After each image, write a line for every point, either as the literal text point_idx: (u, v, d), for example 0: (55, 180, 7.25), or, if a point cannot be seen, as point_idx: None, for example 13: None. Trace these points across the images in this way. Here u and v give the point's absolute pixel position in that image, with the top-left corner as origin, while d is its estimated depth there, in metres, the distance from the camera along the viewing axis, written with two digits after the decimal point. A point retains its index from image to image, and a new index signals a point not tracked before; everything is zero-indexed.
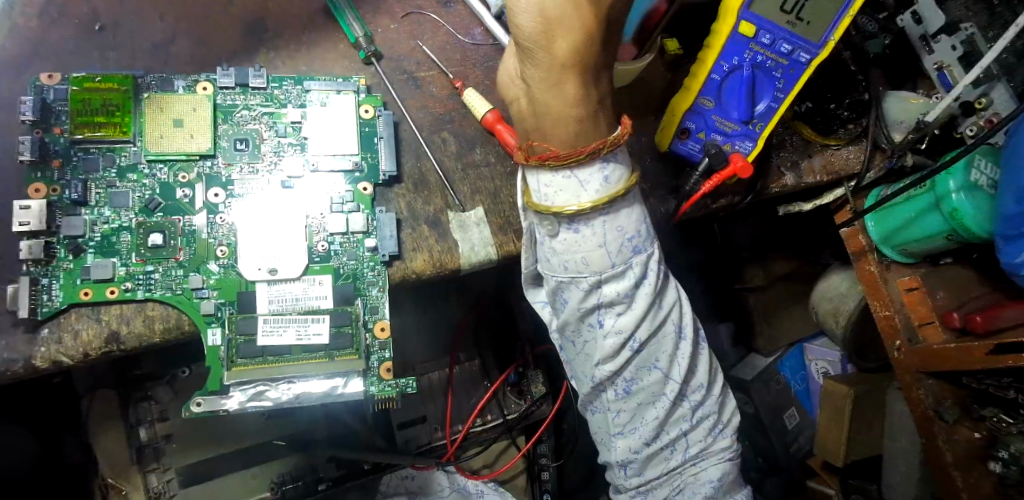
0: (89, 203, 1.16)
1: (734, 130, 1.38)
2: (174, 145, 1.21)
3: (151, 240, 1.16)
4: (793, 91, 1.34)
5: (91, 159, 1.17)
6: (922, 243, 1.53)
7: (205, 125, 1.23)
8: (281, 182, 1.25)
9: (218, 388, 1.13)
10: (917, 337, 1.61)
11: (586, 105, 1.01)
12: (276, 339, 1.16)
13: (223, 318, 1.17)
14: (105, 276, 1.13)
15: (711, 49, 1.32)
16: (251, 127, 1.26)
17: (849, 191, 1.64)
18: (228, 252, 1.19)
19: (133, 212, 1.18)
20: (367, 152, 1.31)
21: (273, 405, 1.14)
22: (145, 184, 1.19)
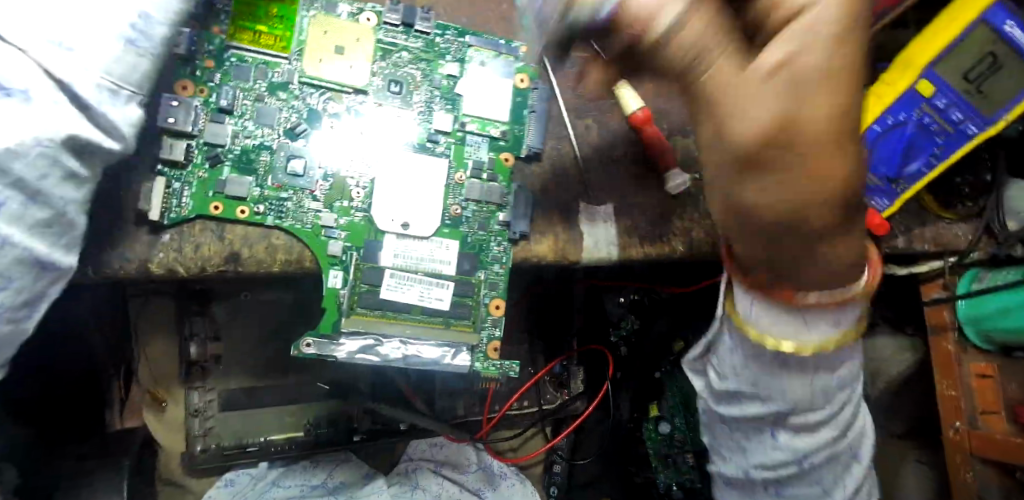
0: (234, 112, 1.10)
1: (876, 185, 1.36)
2: (332, 72, 1.14)
3: (292, 166, 1.10)
4: (949, 160, 1.30)
5: (244, 67, 1.10)
6: (1011, 334, 1.54)
7: (365, 58, 1.16)
8: (427, 135, 1.18)
9: (330, 331, 1.11)
10: (977, 422, 1.63)
11: (846, 247, 0.89)
12: (399, 295, 1.14)
13: (347, 262, 1.13)
14: (239, 194, 1.08)
15: (881, 99, 1.29)
16: (407, 70, 1.19)
17: (946, 266, 1.65)
18: (364, 195, 1.13)
19: (278, 133, 1.11)
20: (516, 123, 1.25)
21: (381, 360, 1.11)
22: (293, 105, 1.13)
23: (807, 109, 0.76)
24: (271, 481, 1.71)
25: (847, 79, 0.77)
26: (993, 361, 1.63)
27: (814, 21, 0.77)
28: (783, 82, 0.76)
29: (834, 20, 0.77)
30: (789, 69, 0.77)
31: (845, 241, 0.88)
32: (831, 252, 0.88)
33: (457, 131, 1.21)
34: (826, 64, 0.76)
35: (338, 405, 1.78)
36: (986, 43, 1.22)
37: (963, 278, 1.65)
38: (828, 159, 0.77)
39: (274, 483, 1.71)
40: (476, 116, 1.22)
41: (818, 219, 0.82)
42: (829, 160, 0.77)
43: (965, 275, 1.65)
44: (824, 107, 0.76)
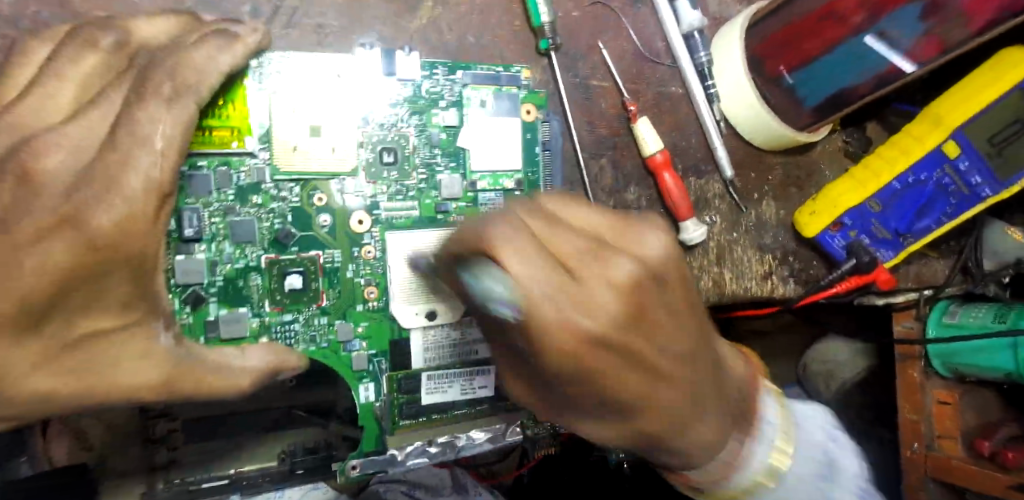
0: (204, 236, 0.90)
1: (883, 237, 1.33)
2: (311, 158, 0.93)
3: (290, 283, 0.93)
4: (959, 219, 1.29)
5: (200, 178, 0.89)
6: (976, 369, 1.60)
7: (345, 130, 0.95)
8: (435, 206, 1.01)
9: (375, 446, 1.00)
10: (934, 444, 1.70)
11: (706, 423, 0.77)
12: (441, 396, 1.02)
13: (376, 372, 0.99)
14: (240, 334, 0.91)
15: (906, 157, 1.25)
16: (400, 130, 0.98)
17: (920, 298, 1.71)
18: (378, 292, 0.98)
19: (262, 247, 0.93)
20: (529, 168, 1.06)
21: (430, 460, 1.04)
22: (271, 210, 0.93)
23: (670, 340, 0.71)
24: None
25: (683, 301, 0.74)
26: (953, 389, 1.70)
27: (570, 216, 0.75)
28: (631, 324, 0.67)
29: (663, 258, 0.74)
30: (642, 307, 0.68)
31: (714, 416, 0.77)
32: (688, 441, 0.76)
33: (468, 192, 1.03)
34: (625, 295, 0.67)
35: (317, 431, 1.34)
36: (998, 124, 1.19)
37: (934, 311, 1.67)
38: (654, 387, 0.70)
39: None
40: (486, 171, 1.03)
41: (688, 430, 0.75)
42: (632, 377, 0.68)
43: (936, 308, 1.67)
44: (685, 332, 0.73)
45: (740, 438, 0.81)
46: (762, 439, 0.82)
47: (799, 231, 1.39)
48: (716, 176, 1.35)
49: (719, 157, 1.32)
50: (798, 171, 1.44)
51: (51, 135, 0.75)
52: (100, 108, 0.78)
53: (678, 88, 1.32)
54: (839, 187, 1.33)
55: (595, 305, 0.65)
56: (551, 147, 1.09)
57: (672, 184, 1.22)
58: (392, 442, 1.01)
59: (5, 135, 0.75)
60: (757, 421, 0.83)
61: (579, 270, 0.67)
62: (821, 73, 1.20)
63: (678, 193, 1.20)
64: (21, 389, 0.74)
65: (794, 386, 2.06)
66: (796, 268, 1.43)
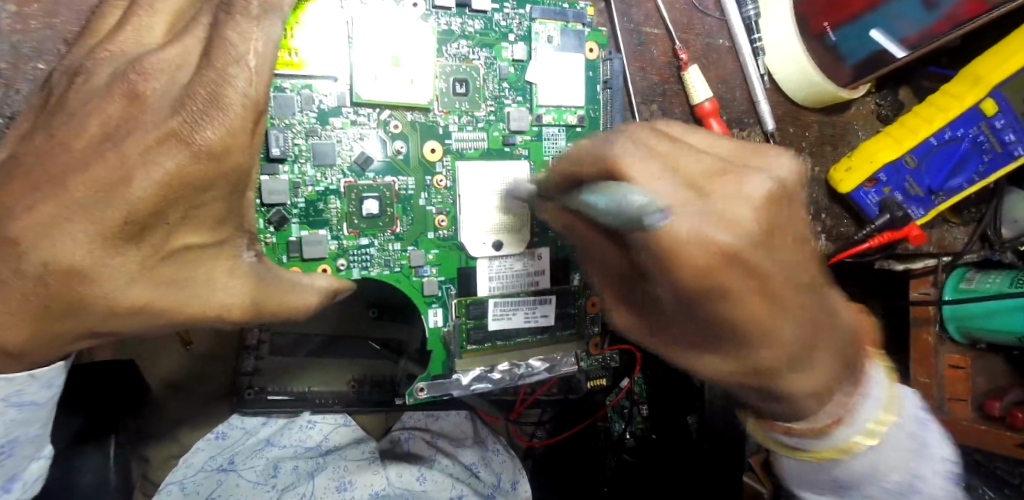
0: (287, 157, 0.91)
1: (916, 195, 1.36)
2: (391, 89, 0.94)
3: (368, 208, 0.96)
4: (990, 178, 1.33)
5: (285, 100, 0.90)
6: (988, 333, 1.66)
7: (423, 62, 0.96)
8: (503, 138, 1.04)
9: (442, 371, 1.04)
10: (943, 406, 1.77)
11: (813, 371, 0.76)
12: (507, 322, 1.06)
13: (445, 297, 1.03)
14: (319, 255, 0.94)
15: (945, 114, 1.28)
16: (472, 62, 1.01)
17: (940, 264, 1.74)
18: (448, 220, 1.01)
19: (341, 171, 0.94)
20: (591, 104, 1.11)
21: (494, 387, 1.05)
22: (350, 134, 0.94)
23: (798, 271, 0.70)
24: (264, 439, 1.56)
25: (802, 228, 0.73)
26: (966, 354, 1.77)
27: (685, 157, 0.71)
28: (732, 255, 0.66)
29: (795, 179, 0.73)
30: (774, 224, 0.68)
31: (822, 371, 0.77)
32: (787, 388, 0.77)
33: (533, 126, 1.06)
34: (766, 214, 0.68)
35: (386, 365, 1.69)
36: None
37: (951, 277, 1.73)
38: (775, 321, 0.71)
39: (269, 441, 1.56)
40: (551, 106, 1.07)
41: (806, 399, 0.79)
42: (747, 307, 0.69)
43: (953, 274, 1.74)
44: (810, 268, 0.73)
45: (847, 393, 0.81)
46: (869, 398, 0.82)
47: (832, 186, 1.43)
48: (757, 129, 1.38)
49: (762, 110, 1.35)
50: (833, 130, 1.48)
51: (158, 56, 0.74)
52: (196, 34, 0.78)
53: (725, 41, 1.34)
54: (876, 145, 1.37)
55: (717, 229, 0.67)
56: (613, 85, 1.12)
57: (719, 131, 1.25)
58: (459, 365, 1.04)
59: (110, 62, 0.76)
60: (865, 381, 0.83)
61: (712, 189, 0.69)
62: (866, 30, 1.20)
63: (725, 140, 1.23)
64: (107, 286, 0.75)
65: None
66: (827, 225, 1.47)
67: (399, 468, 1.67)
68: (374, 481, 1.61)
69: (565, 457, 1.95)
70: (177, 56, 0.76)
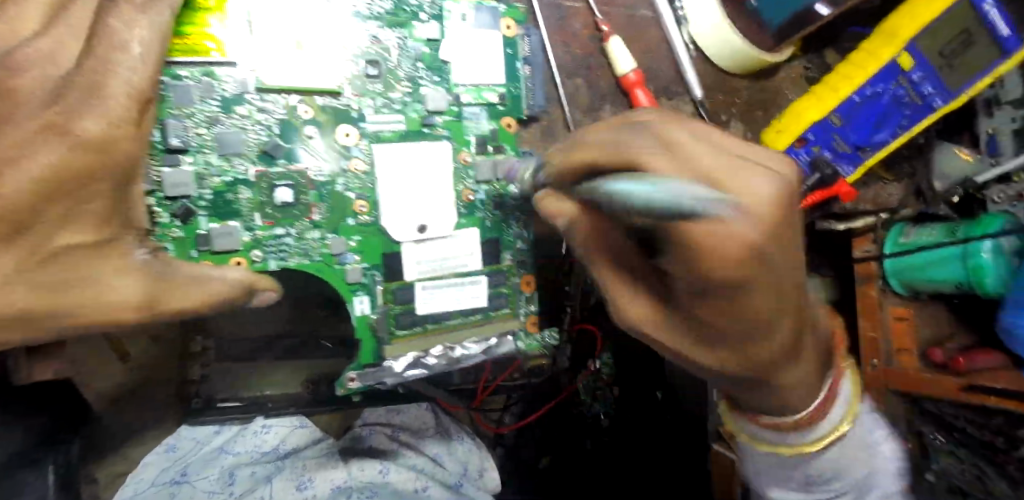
0: (190, 148, 0.88)
1: (844, 151, 1.39)
2: (296, 74, 0.92)
3: (281, 197, 0.93)
4: (913, 131, 1.36)
5: (182, 89, 0.87)
6: (929, 284, 1.70)
7: (327, 44, 0.94)
8: (421, 119, 1.02)
9: (372, 359, 1.03)
10: (891, 358, 1.82)
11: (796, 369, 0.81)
12: (435, 305, 1.05)
13: (370, 283, 1.01)
14: (231, 247, 0.91)
15: (862, 68, 1.31)
16: (382, 43, 0.99)
17: (880, 222, 1.77)
18: (369, 206, 0.99)
19: (250, 160, 0.91)
20: (512, 82, 1.09)
21: (429, 372, 1.04)
22: (256, 121, 0.91)
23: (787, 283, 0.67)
24: (218, 448, 1.53)
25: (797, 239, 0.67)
26: (908, 306, 1.81)
27: (755, 183, 0.61)
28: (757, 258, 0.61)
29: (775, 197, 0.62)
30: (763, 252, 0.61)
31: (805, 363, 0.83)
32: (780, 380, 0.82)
33: (453, 106, 1.05)
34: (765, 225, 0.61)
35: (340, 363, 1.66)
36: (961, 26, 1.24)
37: (891, 233, 1.77)
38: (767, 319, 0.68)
39: (221, 449, 1.53)
40: (469, 85, 1.05)
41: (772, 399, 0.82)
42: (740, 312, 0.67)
43: (893, 229, 1.77)
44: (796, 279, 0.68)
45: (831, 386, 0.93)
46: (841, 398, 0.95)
47: (765, 148, 1.44)
48: (686, 97, 1.38)
49: (689, 78, 1.35)
50: (763, 95, 1.50)
51: (26, 50, 0.73)
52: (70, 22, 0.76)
53: (648, 11, 1.34)
54: (804, 104, 1.39)
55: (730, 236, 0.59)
56: (532, 62, 1.12)
57: (644, 101, 1.24)
58: (389, 352, 1.03)
59: None
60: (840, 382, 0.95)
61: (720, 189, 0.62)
62: None
63: (651, 109, 1.23)
64: None
65: None
66: None
67: (361, 463, 1.63)
68: (336, 476, 1.59)
69: (535, 440, 1.97)
70: (53, 47, 0.75)
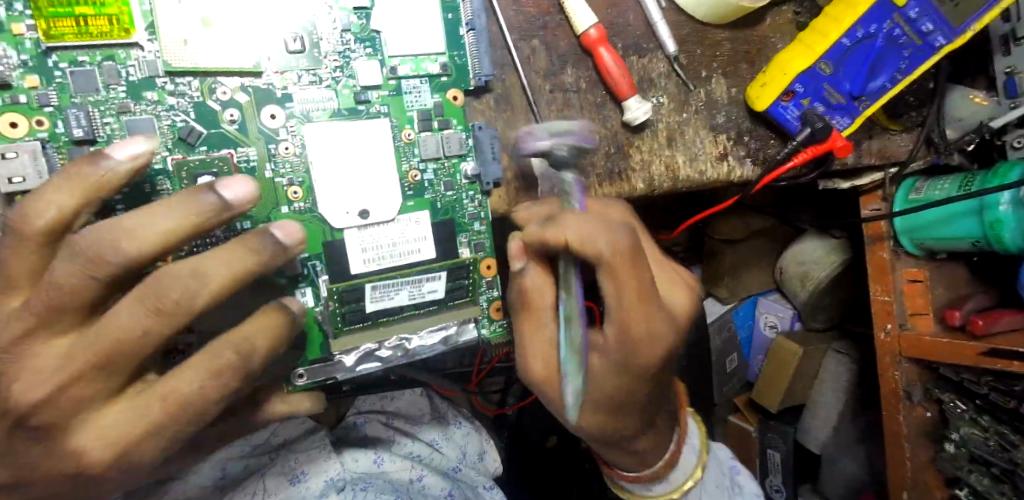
0: (99, 139, 0.84)
1: (838, 103, 1.26)
2: (206, 53, 0.86)
3: (203, 187, 0.87)
4: (913, 76, 1.23)
5: (84, 75, 0.82)
6: (943, 243, 1.57)
7: (236, 17, 0.86)
8: (354, 95, 0.94)
9: (321, 354, 0.97)
10: (905, 323, 1.70)
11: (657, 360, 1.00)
12: (387, 302, 0.98)
13: (312, 275, 0.95)
14: None
15: (854, 9, 1.18)
16: (304, 15, 0.91)
17: (887, 177, 1.64)
18: (303, 192, 0.93)
19: (166, 148, 0.87)
20: (454, 50, 1.00)
21: (384, 365, 0.99)
22: (169, 106, 0.86)
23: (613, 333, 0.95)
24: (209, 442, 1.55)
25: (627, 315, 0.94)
26: (923, 266, 1.69)
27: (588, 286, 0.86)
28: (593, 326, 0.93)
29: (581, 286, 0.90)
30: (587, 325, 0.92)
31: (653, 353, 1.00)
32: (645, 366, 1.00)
33: (390, 80, 0.96)
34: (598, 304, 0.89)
35: None
36: None
37: (901, 189, 1.64)
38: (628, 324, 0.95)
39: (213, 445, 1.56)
40: (406, 55, 0.97)
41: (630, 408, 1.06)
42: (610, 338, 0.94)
43: (903, 185, 1.64)
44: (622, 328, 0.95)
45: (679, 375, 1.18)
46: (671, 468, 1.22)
47: (750, 105, 1.32)
48: (659, 54, 1.27)
49: (660, 32, 1.24)
50: (746, 46, 1.37)
51: None
52: None
53: None
54: (790, 54, 1.26)
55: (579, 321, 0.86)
56: (476, 26, 1.00)
57: (608, 60, 1.15)
58: (337, 346, 0.97)
59: None
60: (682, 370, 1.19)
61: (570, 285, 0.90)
62: None
63: (615, 69, 1.13)
64: None
65: (773, 293, 2.29)
66: (752, 149, 1.36)
67: (354, 453, 1.61)
68: (329, 469, 1.52)
69: (537, 423, 2.04)
70: None
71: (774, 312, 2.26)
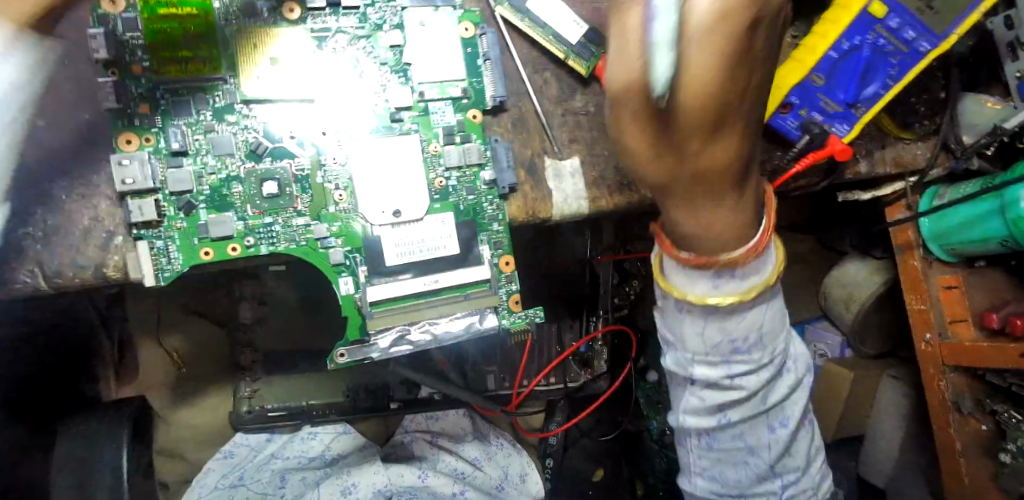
0: (189, 152, 1.05)
1: (835, 111, 1.36)
2: (274, 84, 1.08)
3: (267, 189, 1.08)
4: (905, 80, 1.32)
5: (182, 103, 1.05)
6: (972, 246, 1.58)
7: (295, 56, 1.10)
8: (390, 115, 1.15)
9: (359, 336, 1.13)
10: (946, 331, 1.68)
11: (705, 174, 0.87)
12: (408, 286, 1.14)
13: (353, 265, 1.13)
14: (226, 233, 1.06)
15: (837, 24, 1.30)
16: (349, 54, 1.14)
17: (907, 186, 1.69)
18: (347, 195, 1.12)
19: (240, 159, 1.08)
20: (473, 77, 1.21)
21: (414, 348, 1.13)
22: (245, 126, 1.08)
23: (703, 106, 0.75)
24: (271, 453, 1.71)
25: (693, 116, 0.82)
26: (957, 273, 1.68)
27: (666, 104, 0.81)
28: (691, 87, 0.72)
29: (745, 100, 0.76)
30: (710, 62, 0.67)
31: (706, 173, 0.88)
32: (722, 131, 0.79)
33: (419, 102, 1.18)
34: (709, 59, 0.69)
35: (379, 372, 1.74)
36: None
37: (924, 196, 1.69)
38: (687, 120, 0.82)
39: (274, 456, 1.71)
40: (432, 82, 1.18)
41: (720, 235, 0.93)
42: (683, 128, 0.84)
43: (926, 194, 1.69)
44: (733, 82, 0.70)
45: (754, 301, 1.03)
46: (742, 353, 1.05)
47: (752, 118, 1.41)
48: None
49: None
50: None
51: None
52: None
53: None
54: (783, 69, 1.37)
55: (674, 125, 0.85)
56: (492, 57, 1.21)
57: None
58: (371, 326, 1.13)
59: None
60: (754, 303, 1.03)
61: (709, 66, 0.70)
62: None
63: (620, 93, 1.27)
64: None
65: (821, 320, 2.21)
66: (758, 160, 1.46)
67: (400, 468, 1.77)
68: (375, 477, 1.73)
69: (582, 450, 2.06)
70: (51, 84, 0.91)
71: (823, 340, 2.16)
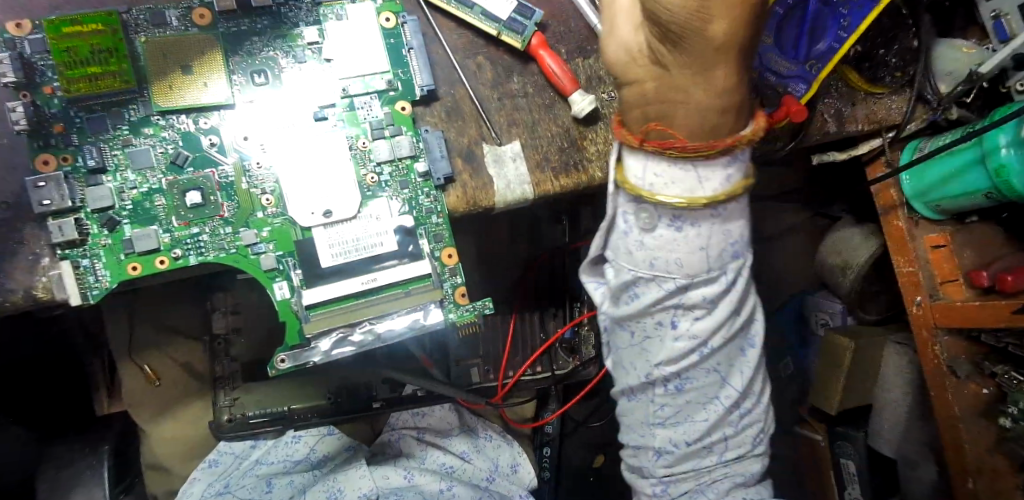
0: (109, 168, 1.05)
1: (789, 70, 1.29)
2: (190, 92, 1.07)
3: (191, 199, 1.07)
4: (858, 31, 1.24)
5: (97, 120, 1.05)
6: (955, 201, 1.47)
7: (209, 62, 1.08)
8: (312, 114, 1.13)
9: (299, 341, 1.12)
10: (937, 293, 1.57)
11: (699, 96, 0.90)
12: (346, 286, 1.12)
13: (286, 270, 1.12)
14: (151, 246, 1.05)
15: None
16: (266, 55, 1.12)
17: (884, 143, 1.61)
18: (274, 199, 1.11)
19: (161, 172, 1.07)
20: (398, 68, 1.18)
21: (356, 349, 1.12)
22: (164, 138, 1.07)
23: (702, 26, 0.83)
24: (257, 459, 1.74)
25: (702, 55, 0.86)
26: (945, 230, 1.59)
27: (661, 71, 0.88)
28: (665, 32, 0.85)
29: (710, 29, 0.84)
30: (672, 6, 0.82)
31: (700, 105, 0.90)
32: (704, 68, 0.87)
33: (344, 98, 1.15)
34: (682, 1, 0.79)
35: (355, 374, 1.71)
36: None
37: (904, 152, 1.59)
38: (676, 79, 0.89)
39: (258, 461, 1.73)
40: (355, 77, 1.16)
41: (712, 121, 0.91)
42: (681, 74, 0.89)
43: (907, 148, 1.59)
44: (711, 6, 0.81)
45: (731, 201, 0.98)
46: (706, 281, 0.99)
47: None
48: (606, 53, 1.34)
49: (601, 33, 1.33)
50: None
51: None
52: None
53: None
54: None
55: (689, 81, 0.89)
56: (416, 46, 1.19)
57: (549, 61, 1.25)
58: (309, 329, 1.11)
59: None
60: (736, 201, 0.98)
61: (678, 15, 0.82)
62: None
63: (557, 71, 1.24)
64: None
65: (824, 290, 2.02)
66: None
67: (386, 470, 1.73)
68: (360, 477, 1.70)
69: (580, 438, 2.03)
70: None
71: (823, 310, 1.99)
